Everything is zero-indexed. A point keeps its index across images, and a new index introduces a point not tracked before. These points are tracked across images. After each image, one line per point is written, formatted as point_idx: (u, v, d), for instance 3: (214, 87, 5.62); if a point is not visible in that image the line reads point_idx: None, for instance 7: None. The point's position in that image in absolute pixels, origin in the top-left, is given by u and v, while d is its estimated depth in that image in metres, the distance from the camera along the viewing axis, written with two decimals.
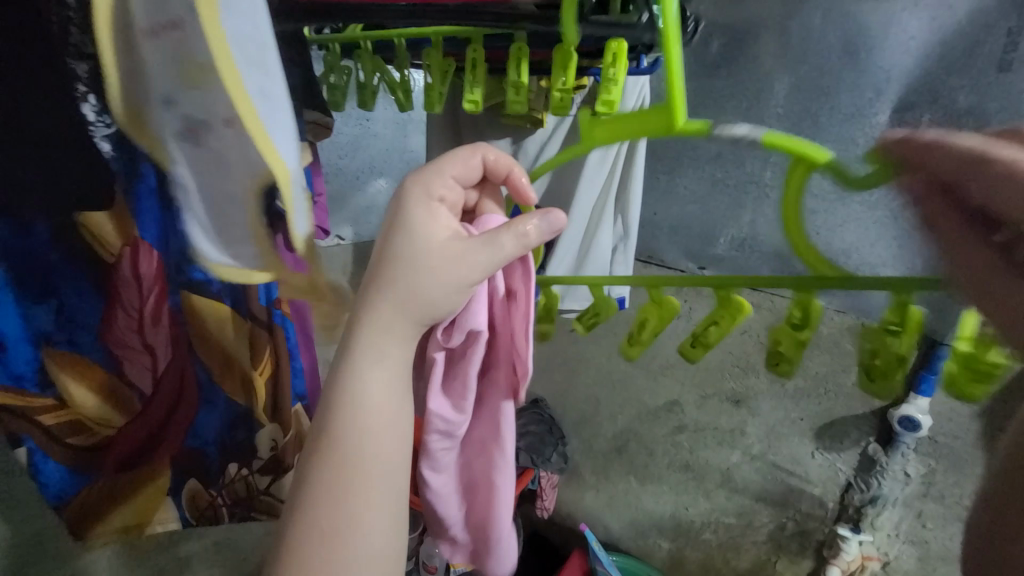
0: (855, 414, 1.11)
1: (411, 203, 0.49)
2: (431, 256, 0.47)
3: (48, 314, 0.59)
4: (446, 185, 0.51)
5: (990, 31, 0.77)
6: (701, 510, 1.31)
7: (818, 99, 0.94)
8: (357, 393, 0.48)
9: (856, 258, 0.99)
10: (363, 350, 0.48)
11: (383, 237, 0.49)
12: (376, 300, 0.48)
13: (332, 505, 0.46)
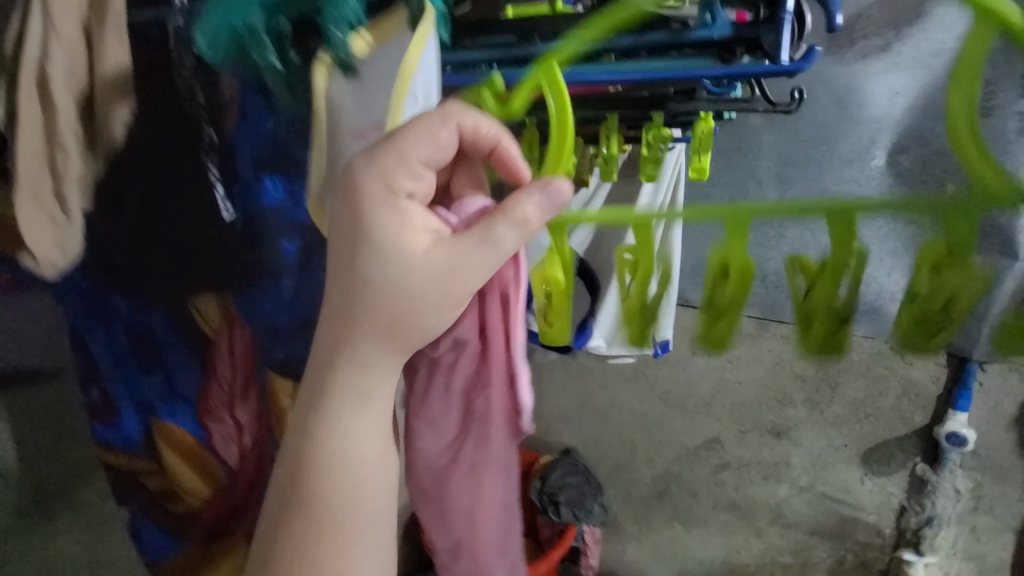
0: (898, 436, 1.11)
1: (375, 203, 0.41)
2: (416, 269, 0.41)
3: (154, 388, 0.65)
4: (416, 176, 0.42)
5: None
6: (754, 551, 1.33)
7: (816, 147, 0.99)
8: (337, 438, 0.44)
9: (874, 285, 1.02)
10: (346, 397, 0.44)
11: (343, 247, 0.42)
12: (349, 336, 0.43)
13: (309, 555, 0.43)
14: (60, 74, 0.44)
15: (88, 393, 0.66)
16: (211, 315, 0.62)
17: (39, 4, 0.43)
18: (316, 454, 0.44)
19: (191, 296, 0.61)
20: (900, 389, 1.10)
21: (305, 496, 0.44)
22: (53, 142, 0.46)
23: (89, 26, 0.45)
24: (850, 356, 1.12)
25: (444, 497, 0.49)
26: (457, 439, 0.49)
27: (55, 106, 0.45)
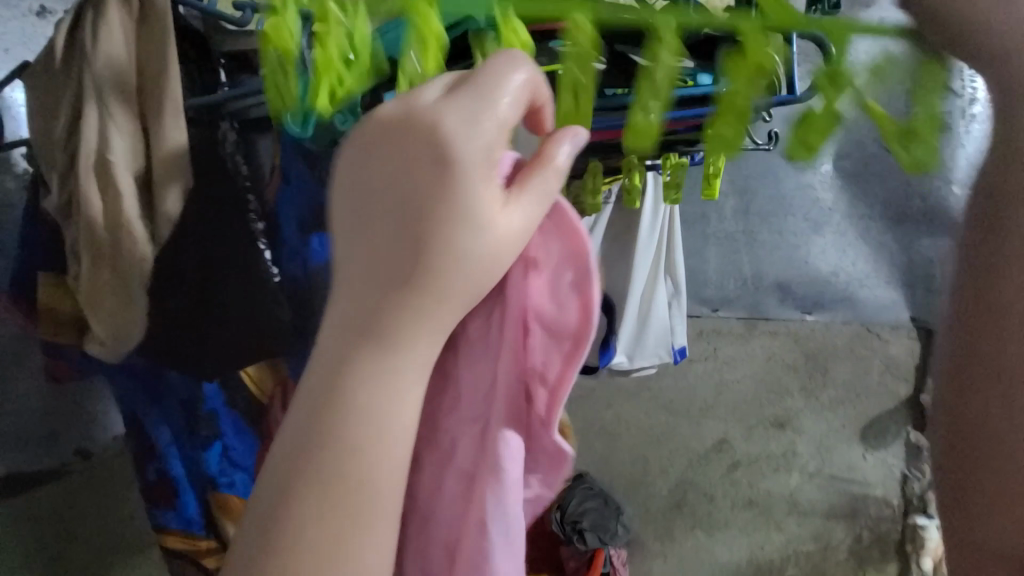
0: (888, 410, 1.25)
1: (451, 103, 0.27)
2: (489, 197, 0.28)
3: (215, 457, 0.72)
4: (513, 94, 0.28)
5: None
6: (777, 545, 1.30)
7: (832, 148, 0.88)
8: (374, 442, 0.27)
9: (844, 275, 1.19)
10: (390, 386, 0.28)
11: (393, 154, 0.28)
12: (404, 275, 0.28)
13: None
14: (124, 159, 0.48)
15: (147, 472, 0.72)
16: (262, 381, 0.69)
17: (95, 98, 0.46)
18: (339, 468, 0.27)
19: (240, 372, 0.67)
20: (881, 365, 1.25)
21: (315, 538, 0.27)
22: (116, 223, 0.49)
23: (145, 113, 0.48)
24: (837, 342, 1.26)
25: (434, 531, 0.39)
26: (473, 454, 0.38)
27: (114, 190, 0.48)
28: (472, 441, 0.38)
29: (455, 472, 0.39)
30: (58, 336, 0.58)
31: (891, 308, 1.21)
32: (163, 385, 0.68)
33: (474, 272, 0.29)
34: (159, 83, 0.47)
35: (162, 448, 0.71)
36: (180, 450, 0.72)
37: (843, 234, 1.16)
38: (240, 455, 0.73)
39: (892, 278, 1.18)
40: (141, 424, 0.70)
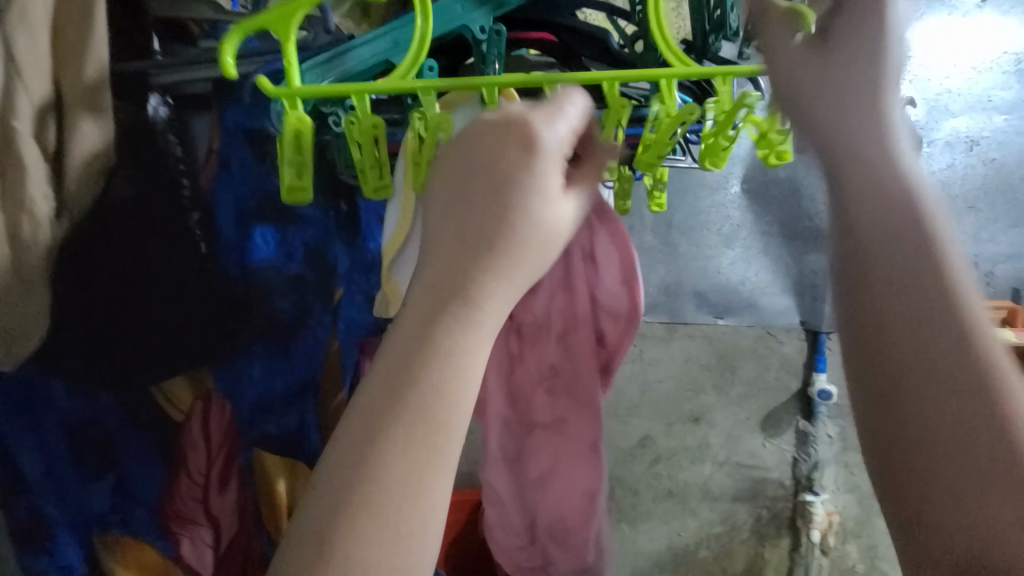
0: (783, 402, 1.39)
1: (523, 113, 0.39)
2: (549, 190, 0.39)
3: (106, 491, 0.60)
4: (570, 118, 0.40)
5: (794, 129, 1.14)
6: (692, 531, 1.43)
7: None
8: (465, 365, 0.35)
9: (749, 284, 1.32)
10: (484, 325, 0.36)
11: (490, 151, 0.38)
12: (491, 237, 0.37)
13: (399, 517, 0.32)
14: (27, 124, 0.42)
15: (12, 513, 0.58)
16: (182, 398, 0.59)
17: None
18: (440, 380, 0.34)
19: (155, 386, 0.58)
20: (778, 363, 1.38)
21: (415, 436, 0.33)
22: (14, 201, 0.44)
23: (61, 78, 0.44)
24: (743, 342, 1.38)
25: (523, 451, 0.57)
26: (541, 400, 0.54)
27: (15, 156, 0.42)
28: (544, 391, 0.54)
29: (535, 422, 0.55)
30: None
31: (785, 313, 1.34)
32: (44, 404, 0.55)
33: (541, 242, 0.39)
34: (80, 46, 0.44)
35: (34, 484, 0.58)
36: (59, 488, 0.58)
37: (748, 250, 1.29)
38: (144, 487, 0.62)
39: (786, 287, 1.31)
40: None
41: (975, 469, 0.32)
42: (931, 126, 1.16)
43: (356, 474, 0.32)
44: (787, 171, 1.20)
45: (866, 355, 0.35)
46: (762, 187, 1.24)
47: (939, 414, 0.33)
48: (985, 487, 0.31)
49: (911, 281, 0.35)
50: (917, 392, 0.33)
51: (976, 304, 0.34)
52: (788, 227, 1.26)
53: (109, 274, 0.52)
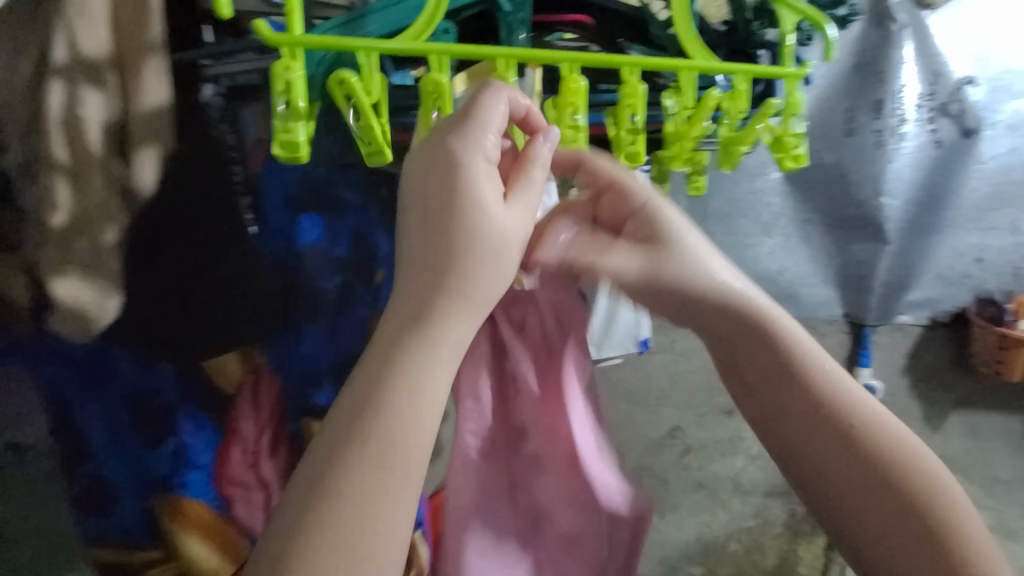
0: None
1: (463, 126, 0.44)
2: (490, 202, 0.44)
3: (167, 456, 0.65)
4: (496, 128, 0.46)
5: (836, 110, 1.09)
6: (722, 523, 1.41)
7: (865, 106, 1.08)
8: (429, 359, 0.41)
9: (788, 275, 1.25)
10: (445, 341, 0.42)
11: (441, 170, 0.44)
12: (446, 258, 0.43)
13: (370, 500, 0.37)
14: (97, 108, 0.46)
15: (78, 477, 0.64)
16: (232, 370, 0.64)
17: (64, 38, 0.44)
18: (404, 387, 0.40)
19: (203, 360, 0.62)
20: None
21: (382, 432, 0.38)
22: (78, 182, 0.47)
23: (120, 66, 0.47)
24: None
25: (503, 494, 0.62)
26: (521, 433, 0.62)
27: (85, 137, 0.46)
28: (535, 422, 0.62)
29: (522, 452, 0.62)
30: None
31: (827, 305, 1.26)
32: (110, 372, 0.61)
33: (491, 256, 0.44)
34: (138, 31, 0.46)
35: (97, 449, 0.63)
36: (118, 455, 0.64)
37: (791, 237, 1.22)
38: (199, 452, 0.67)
39: (828, 277, 1.24)
40: (71, 422, 0.62)
41: (877, 498, 0.53)
42: (993, 107, 1.09)
43: (335, 457, 0.38)
44: (833, 155, 1.13)
45: (789, 458, 0.58)
46: (806, 174, 1.17)
47: (845, 468, 0.55)
48: (882, 500, 0.53)
49: (784, 397, 0.57)
50: (829, 463, 0.55)
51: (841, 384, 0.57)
52: (832, 214, 1.19)
53: (171, 253, 0.56)
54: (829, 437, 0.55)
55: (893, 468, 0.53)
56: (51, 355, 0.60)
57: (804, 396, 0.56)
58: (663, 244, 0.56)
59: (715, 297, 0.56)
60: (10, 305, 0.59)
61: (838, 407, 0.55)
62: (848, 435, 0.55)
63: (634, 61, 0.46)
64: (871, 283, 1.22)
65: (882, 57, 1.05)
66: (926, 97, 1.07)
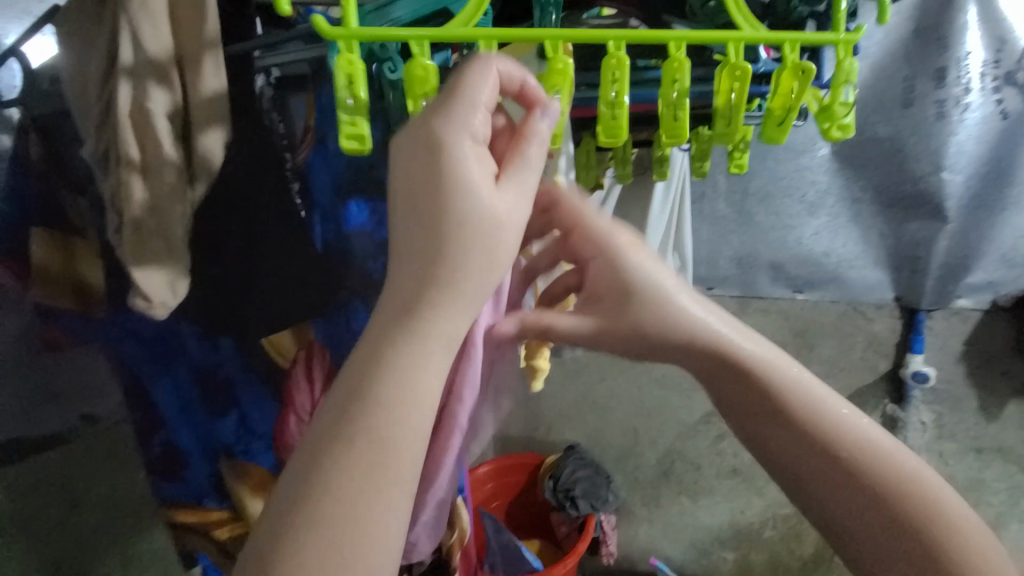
0: (868, 384, 1.24)
1: (447, 103, 0.36)
2: (479, 181, 0.35)
3: (232, 424, 0.72)
4: (486, 104, 0.37)
5: (893, 80, 1.02)
6: (757, 510, 1.39)
7: (926, 74, 1.01)
8: (410, 382, 0.32)
9: (835, 257, 1.20)
10: (433, 331, 0.33)
11: (420, 155, 0.35)
12: (431, 244, 0.34)
13: (348, 516, 0.30)
14: (163, 106, 0.49)
15: (152, 445, 0.70)
16: (287, 347, 0.69)
17: (129, 38, 0.47)
18: (393, 389, 0.32)
19: (262, 337, 0.66)
20: (865, 341, 1.24)
21: (368, 442, 0.31)
22: (148, 171, 0.50)
23: (181, 59, 0.49)
24: (827, 320, 1.26)
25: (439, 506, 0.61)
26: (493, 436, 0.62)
27: (153, 133, 0.49)
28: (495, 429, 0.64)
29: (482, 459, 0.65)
30: (52, 299, 0.61)
31: (876, 288, 1.21)
32: (178, 349, 0.66)
33: (480, 242, 0.35)
34: (197, 28, 0.48)
35: (170, 418, 0.69)
36: (190, 418, 0.70)
37: (840, 217, 1.16)
38: (259, 421, 0.73)
39: (880, 258, 1.18)
40: (146, 390, 0.67)
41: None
42: None
43: (305, 496, 0.30)
44: (888, 128, 1.07)
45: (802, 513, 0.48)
46: (858, 150, 1.10)
47: (868, 529, 0.44)
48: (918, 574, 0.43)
49: (798, 451, 0.46)
50: (845, 521, 0.45)
51: (853, 423, 0.46)
52: (884, 192, 1.12)
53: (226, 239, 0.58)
54: (845, 499, 0.45)
55: (932, 536, 0.42)
56: (125, 332, 0.65)
57: (813, 447, 0.45)
58: (622, 293, 0.46)
59: (685, 343, 0.46)
60: (85, 289, 0.63)
61: (850, 456, 0.44)
62: (866, 489, 0.44)
63: (681, 35, 0.44)
64: (927, 265, 1.16)
65: (947, 20, 0.96)
66: (991, 64, 0.99)
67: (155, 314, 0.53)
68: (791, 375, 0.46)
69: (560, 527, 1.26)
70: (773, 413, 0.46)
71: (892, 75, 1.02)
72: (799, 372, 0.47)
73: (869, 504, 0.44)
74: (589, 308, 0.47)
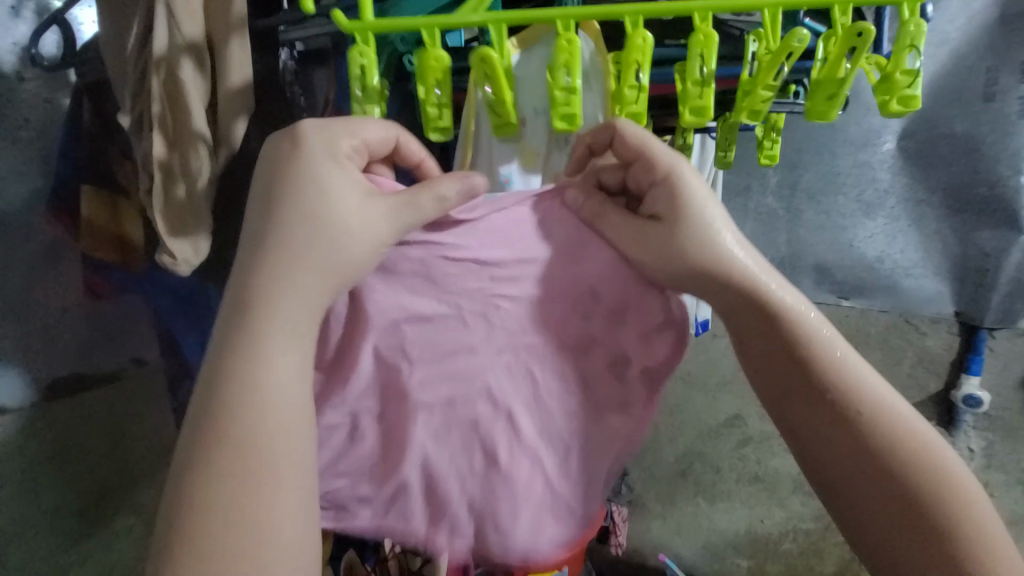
0: (914, 403, 1.13)
1: (318, 140, 0.40)
2: (340, 201, 0.39)
3: None
4: (358, 139, 0.41)
5: (973, 70, 0.91)
6: (777, 521, 1.33)
7: (1012, 66, 0.89)
8: (263, 369, 0.35)
9: (889, 263, 1.10)
10: (272, 325, 0.36)
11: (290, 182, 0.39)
12: (274, 265, 0.37)
13: (234, 513, 0.32)
14: (192, 80, 0.51)
15: (184, 389, 0.77)
16: None
17: (162, 12, 0.49)
18: (248, 389, 0.34)
19: None
20: (914, 357, 1.13)
21: (227, 449, 0.33)
22: (178, 139, 0.54)
23: (209, 33, 0.51)
24: (869, 330, 1.15)
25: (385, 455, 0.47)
26: (546, 353, 0.49)
27: (182, 105, 0.52)
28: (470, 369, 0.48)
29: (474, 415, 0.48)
30: (98, 251, 0.68)
31: (935, 300, 1.11)
32: (206, 306, 0.72)
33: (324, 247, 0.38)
34: (224, 4, 0.50)
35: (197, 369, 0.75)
36: None
37: (900, 220, 1.06)
38: None
39: (941, 268, 1.08)
40: (179, 340, 0.73)
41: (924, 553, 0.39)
42: None
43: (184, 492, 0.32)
44: (964, 125, 0.96)
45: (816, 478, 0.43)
46: (927, 147, 1.00)
47: (889, 528, 0.40)
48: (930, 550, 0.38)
49: (807, 402, 0.43)
50: (865, 521, 0.41)
51: (883, 403, 0.42)
52: (953, 194, 1.02)
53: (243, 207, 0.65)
54: (854, 456, 0.41)
55: (945, 504, 0.39)
56: (163, 286, 0.71)
57: (824, 400, 0.42)
58: (678, 219, 0.44)
59: (721, 272, 0.44)
60: (128, 244, 0.69)
61: (885, 441, 0.40)
62: (893, 482, 0.40)
63: (705, 5, 0.38)
64: (995, 280, 1.04)
65: None
66: None
67: (178, 271, 0.58)
68: (824, 339, 0.43)
69: None
70: (796, 351, 0.43)
71: (974, 66, 0.91)
72: (829, 340, 0.43)
73: (882, 463, 0.40)
74: (648, 233, 0.45)
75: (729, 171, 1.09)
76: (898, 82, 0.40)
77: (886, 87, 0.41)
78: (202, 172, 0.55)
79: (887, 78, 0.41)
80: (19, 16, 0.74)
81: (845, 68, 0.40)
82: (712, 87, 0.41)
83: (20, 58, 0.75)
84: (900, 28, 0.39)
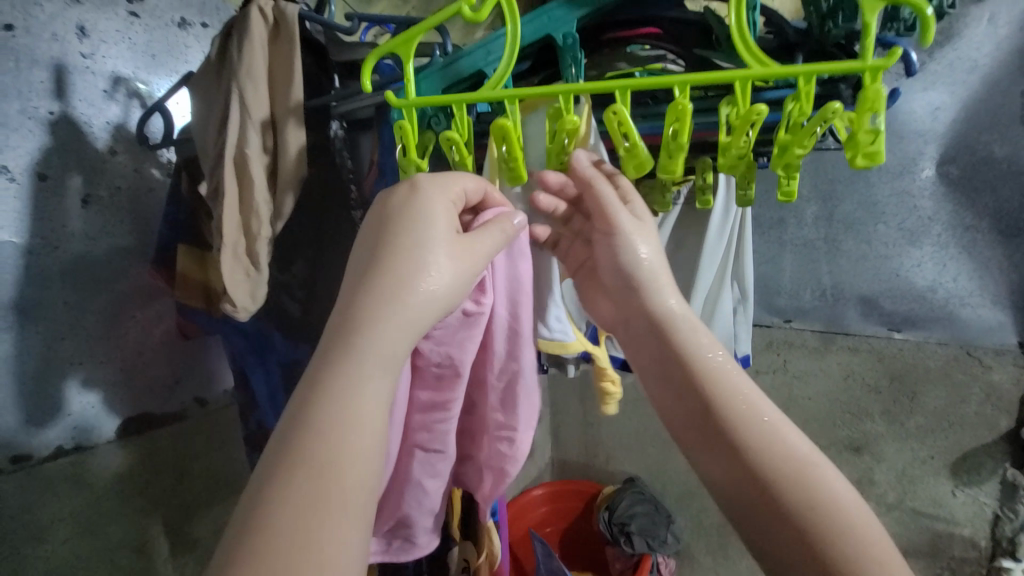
0: (984, 443, 1.04)
1: (415, 183, 0.45)
2: (441, 241, 0.44)
3: None
4: (454, 191, 0.46)
5: (1007, 95, 0.90)
6: None
7: None
8: (352, 400, 0.38)
9: (943, 292, 1.03)
10: (366, 347, 0.40)
11: (399, 229, 0.43)
12: (381, 287, 0.42)
13: (304, 542, 0.33)
14: (257, 153, 0.59)
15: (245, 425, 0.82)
16: None
17: (238, 100, 0.58)
18: (343, 401, 0.38)
19: None
20: (981, 395, 1.04)
21: (308, 460, 0.36)
22: (247, 203, 0.61)
23: (275, 113, 0.60)
24: (929, 364, 1.07)
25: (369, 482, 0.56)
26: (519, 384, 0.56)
27: (247, 173, 0.60)
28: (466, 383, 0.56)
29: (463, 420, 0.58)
30: (189, 300, 0.77)
31: (997, 330, 1.01)
32: (267, 347, 0.78)
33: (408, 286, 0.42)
34: (287, 90, 0.58)
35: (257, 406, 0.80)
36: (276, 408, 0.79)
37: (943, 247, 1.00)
38: None
39: (1001, 296, 0.99)
40: (245, 378, 0.79)
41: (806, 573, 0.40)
42: None
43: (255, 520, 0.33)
44: (1005, 149, 0.92)
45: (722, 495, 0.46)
46: (969, 173, 0.96)
47: (777, 542, 0.41)
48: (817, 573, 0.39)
49: (702, 421, 0.47)
50: (752, 524, 0.43)
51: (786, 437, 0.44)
52: (1011, 219, 0.94)
53: (300, 260, 0.75)
54: (747, 476, 0.43)
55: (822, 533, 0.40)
56: (229, 329, 0.78)
57: (723, 420, 0.46)
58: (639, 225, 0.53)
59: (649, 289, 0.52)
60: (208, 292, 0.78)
61: (769, 466, 0.43)
62: (773, 497, 0.42)
63: (684, 79, 0.41)
64: None
65: None
66: None
67: (237, 316, 0.63)
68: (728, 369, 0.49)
69: (615, 563, 1.22)
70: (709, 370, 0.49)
71: (1008, 91, 0.90)
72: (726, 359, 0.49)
73: (770, 484, 0.42)
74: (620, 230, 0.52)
75: (757, 207, 1.11)
76: (865, 142, 0.41)
77: (852, 147, 0.42)
78: (263, 230, 0.62)
79: (854, 140, 0.41)
80: (111, 98, 0.88)
81: (807, 132, 0.42)
82: (680, 148, 0.44)
83: (113, 135, 0.88)
84: (861, 92, 0.40)
